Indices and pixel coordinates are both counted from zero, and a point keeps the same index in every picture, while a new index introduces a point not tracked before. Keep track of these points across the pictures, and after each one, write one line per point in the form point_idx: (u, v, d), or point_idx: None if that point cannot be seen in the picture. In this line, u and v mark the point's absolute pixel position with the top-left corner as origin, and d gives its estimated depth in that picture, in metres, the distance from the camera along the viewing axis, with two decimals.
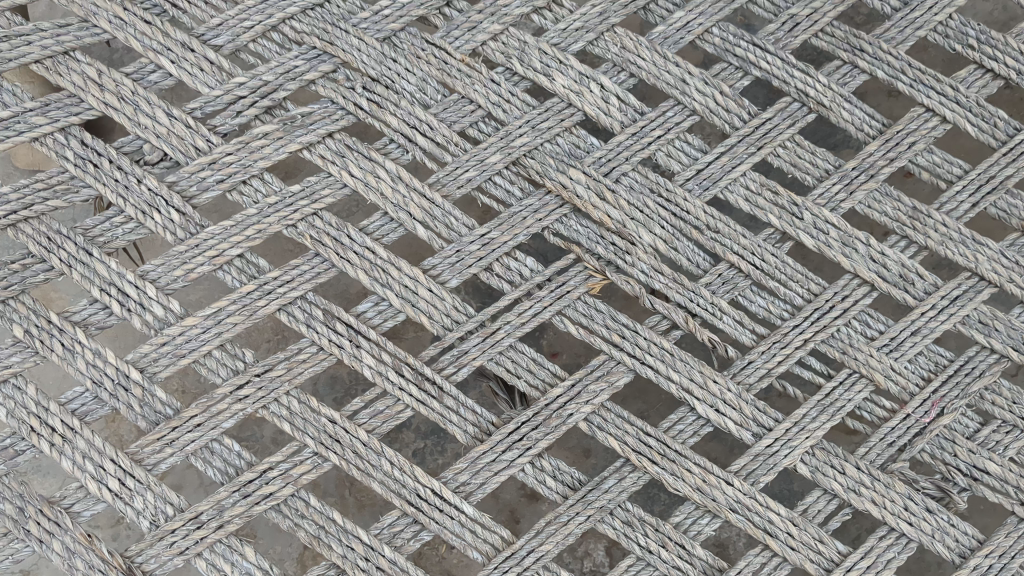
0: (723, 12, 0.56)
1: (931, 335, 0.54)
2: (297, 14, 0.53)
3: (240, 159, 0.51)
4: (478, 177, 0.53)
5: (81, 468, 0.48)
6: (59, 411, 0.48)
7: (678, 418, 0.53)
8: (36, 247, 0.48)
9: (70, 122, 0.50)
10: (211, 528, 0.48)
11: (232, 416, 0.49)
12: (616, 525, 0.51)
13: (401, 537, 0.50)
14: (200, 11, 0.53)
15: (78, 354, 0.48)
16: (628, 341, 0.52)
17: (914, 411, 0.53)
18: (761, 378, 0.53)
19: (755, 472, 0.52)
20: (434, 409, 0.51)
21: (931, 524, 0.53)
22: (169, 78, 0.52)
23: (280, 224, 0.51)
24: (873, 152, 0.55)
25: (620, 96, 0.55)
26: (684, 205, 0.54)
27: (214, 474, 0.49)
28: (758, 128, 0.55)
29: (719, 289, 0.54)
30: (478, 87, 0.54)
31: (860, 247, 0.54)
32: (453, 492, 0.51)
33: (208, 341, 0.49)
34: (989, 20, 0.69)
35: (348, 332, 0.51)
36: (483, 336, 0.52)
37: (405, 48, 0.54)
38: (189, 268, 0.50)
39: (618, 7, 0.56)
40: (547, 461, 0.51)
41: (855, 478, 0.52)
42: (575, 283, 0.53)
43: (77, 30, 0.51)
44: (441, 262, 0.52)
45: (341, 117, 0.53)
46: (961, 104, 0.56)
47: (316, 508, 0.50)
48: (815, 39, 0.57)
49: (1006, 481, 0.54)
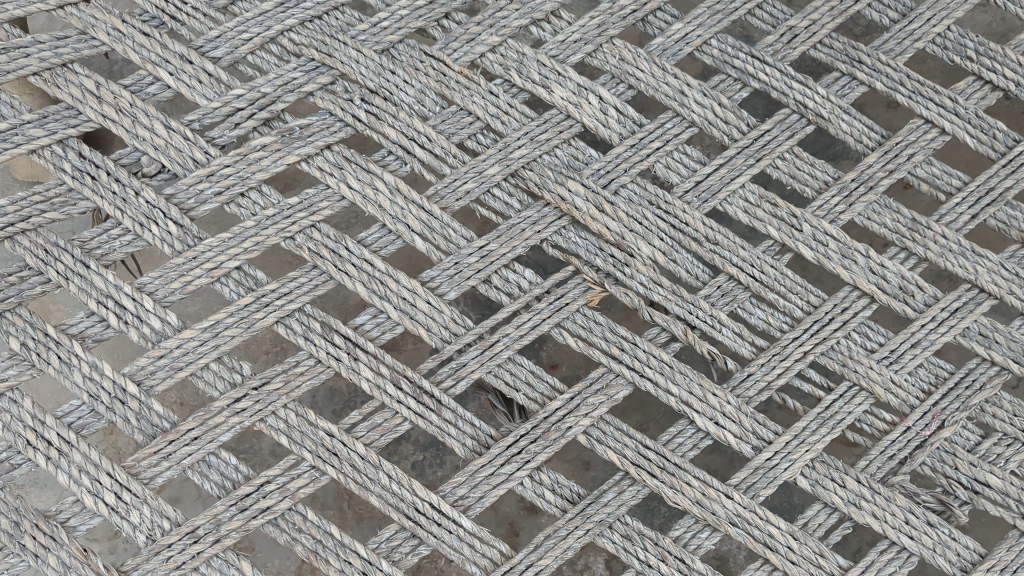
0: (722, 24, 0.56)
1: (931, 347, 0.54)
2: (296, 26, 0.53)
3: (238, 171, 0.51)
4: (477, 189, 0.53)
5: (77, 482, 0.47)
6: (56, 424, 0.48)
7: (677, 431, 0.52)
8: (33, 259, 0.48)
9: (68, 134, 0.50)
10: (208, 542, 0.48)
11: (230, 429, 0.49)
12: (616, 539, 0.51)
13: (399, 551, 0.50)
14: (198, 23, 0.53)
15: (75, 367, 0.48)
16: (628, 353, 0.52)
17: (914, 424, 0.53)
18: (761, 391, 0.53)
19: (756, 485, 0.52)
20: (433, 422, 0.51)
21: (933, 538, 0.53)
22: (167, 90, 0.52)
23: (278, 236, 0.50)
24: (871, 164, 0.55)
25: (619, 108, 0.55)
26: (683, 216, 0.54)
27: (211, 488, 0.49)
28: (756, 140, 0.55)
29: (718, 302, 0.54)
30: (476, 98, 0.54)
31: (859, 259, 0.54)
32: (452, 505, 0.50)
33: (206, 354, 0.49)
34: (988, 31, 0.69)
35: (346, 344, 0.50)
36: (482, 349, 0.51)
37: (404, 59, 0.54)
38: (187, 280, 0.50)
39: (617, 19, 0.56)
40: (546, 474, 0.51)
41: (855, 491, 0.52)
42: (574, 295, 0.53)
43: (76, 42, 0.51)
44: (440, 274, 0.52)
45: (340, 128, 0.53)
46: (959, 115, 0.56)
47: (314, 522, 0.49)
48: (814, 51, 0.57)
49: (1007, 494, 0.54)
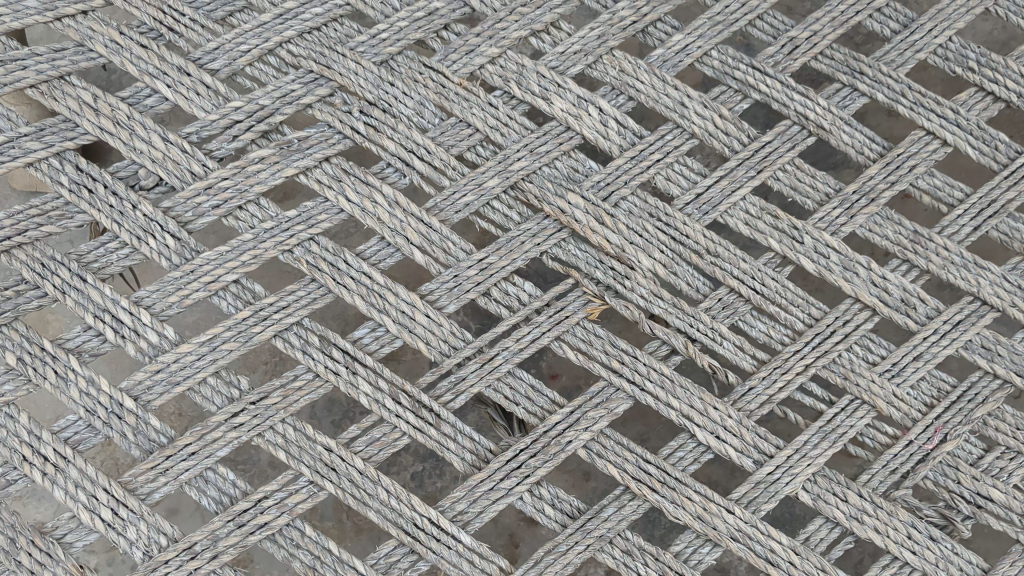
0: (722, 35, 0.56)
1: (933, 360, 0.53)
2: (294, 37, 0.53)
3: (236, 184, 0.50)
4: (476, 202, 0.53)
5: (73, 498, 0.47)
6: (52, 440, 0.47)
7: (678, 445, 0.52)
8: (30, 273, 0.48)
9: (65, 147, 0.49)
10: (205, 559, 0.48)
11: (227, 445, 0.48)
12: (616, 554, 0.51)
13: (397, 567, 0.50)
14: (196, 34, 0.53)
15: (71, 382, 0.48)
16: (628, 366, 0.52)
17: (917, 437, 0.52)
18: (762, 404, 0.52)
19: (757, 500, 0.51)
20: (432, 437, 0.50)
21: (935, 552, 0.52)
22: (165, 102, 0.52)
23: (276, 249, 0.50)
24: (873, 176, 0.55)
25: (619, 119, 0.55)
26: (683, 229, 0.54)
27: (208, 503, 0.48)
28: (757, 151, 0.54)
29: (719, 314, 0.53)
30: (476, 110, 0.54)
31: (861, 271, 0.54)
32: (450, 520, 0.50)
33: (203, 368, 0.49)
34: (989, 39, 0.69)
35: (345, 358, 0.50)
36: (481, 362, 0.51)
37: (403, 71, 0.54)
38: (184, 293, 0.49)
39: (617, 31, 0.56)
40: (546, 489, 0.51)
41: (857, 506, 0.52)
42: (574, 308, 0.52)
43: (73, 54, 0.51)
44: (439, 288, 0.52)
45: (338, 141, 0.52)
46: (961, 127, 0.56)
47: (311, 538, 0.49)
48: (815, 61, 0.56)
49: (1009, 508, 0.53)
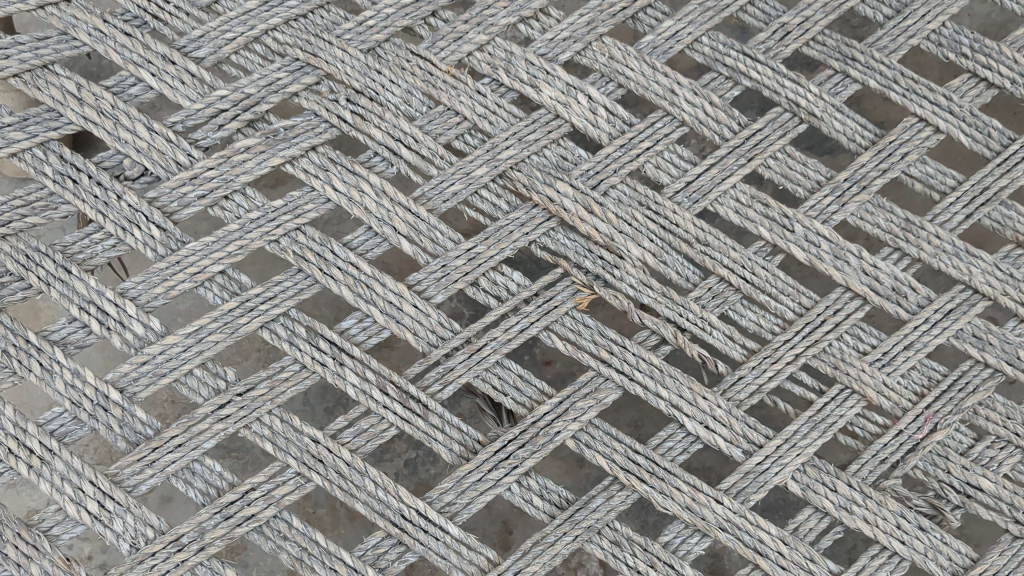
0: (713, 21, 0.55)
1: (924, 350, 0.53)
2: (280, 25, 0.52)
3: (221, 173, 0.50)
4: (464, 190, 0.52)
5: (59, 491, 0.47)
6: (37, 433, 0.47)
7: (667, 435, 0.52)
8: (14, 264, 0.48)
9: (48, 137, 0.49)
10: (192, 551, 0.47)
11: (213, 436, 0.48)
12: (605, 545, 0.51)
13: (385, 558, 0.50)
14: (181, 22, 0.52)
15: (57, 375, 0.47)
16: (617, 356, 0.52)
17: (907, 427, 0.52)
18: (752, 394, 0.52)
19: (746, 490, 0.51)
20: (420, 428, 0.50)
21: (925, 542, 0.52)
22: (149, 91, 0.51)
23: (262, 240, 0.50)
24: (864, 164, 0.54)
25: (609, 107, 0.54)
26: (673, 217, 0.53)
27: (195, 495, 0.48)
28: (748, 139, 0.54)
29: (709, 303, 0.53)
30: (464, 98, 0.53)
31: (852, 260, 0.53)
32: (438, 512, 0.50)
33: (190, 360, 0.48)
34: (987, 22, 0.68)
35: (331, 349, 0.50)
36: (470, 353, 0.51)
37: (389, 58, 0.53)
38: (170, 285, 0.49)
39: (606, 17, 0.55)
40: (534, 480, 0.51)
41: (846, 495, 0.52)
42: (563, 298, 0.52)
43: (57, 43, 0.50)
44: (427, 277, 0.51)
45: (324, 129, 0.52)
46: (955, 113, 0.56)
47: (299, 529, 0.49)
48: (807, 48, 0.56)
49: (999, 497, 0.53)
